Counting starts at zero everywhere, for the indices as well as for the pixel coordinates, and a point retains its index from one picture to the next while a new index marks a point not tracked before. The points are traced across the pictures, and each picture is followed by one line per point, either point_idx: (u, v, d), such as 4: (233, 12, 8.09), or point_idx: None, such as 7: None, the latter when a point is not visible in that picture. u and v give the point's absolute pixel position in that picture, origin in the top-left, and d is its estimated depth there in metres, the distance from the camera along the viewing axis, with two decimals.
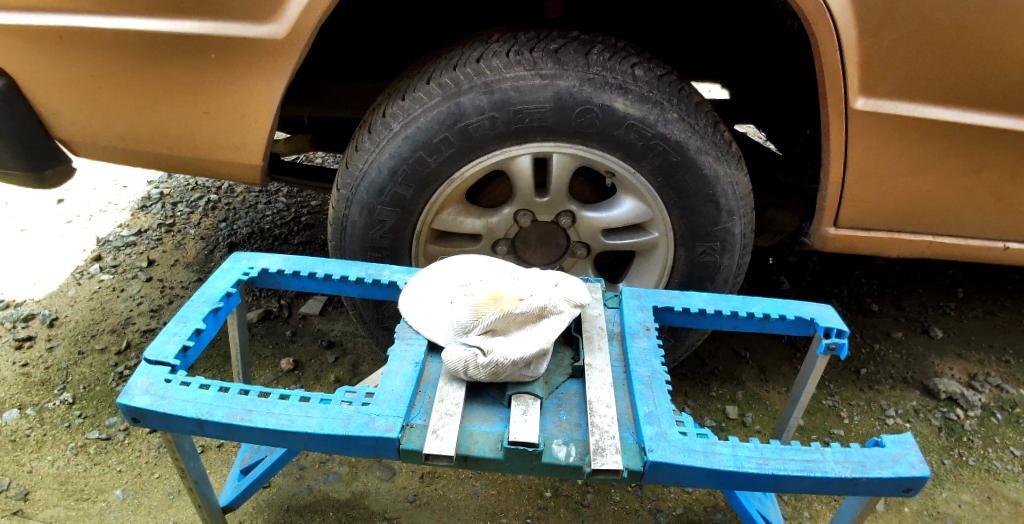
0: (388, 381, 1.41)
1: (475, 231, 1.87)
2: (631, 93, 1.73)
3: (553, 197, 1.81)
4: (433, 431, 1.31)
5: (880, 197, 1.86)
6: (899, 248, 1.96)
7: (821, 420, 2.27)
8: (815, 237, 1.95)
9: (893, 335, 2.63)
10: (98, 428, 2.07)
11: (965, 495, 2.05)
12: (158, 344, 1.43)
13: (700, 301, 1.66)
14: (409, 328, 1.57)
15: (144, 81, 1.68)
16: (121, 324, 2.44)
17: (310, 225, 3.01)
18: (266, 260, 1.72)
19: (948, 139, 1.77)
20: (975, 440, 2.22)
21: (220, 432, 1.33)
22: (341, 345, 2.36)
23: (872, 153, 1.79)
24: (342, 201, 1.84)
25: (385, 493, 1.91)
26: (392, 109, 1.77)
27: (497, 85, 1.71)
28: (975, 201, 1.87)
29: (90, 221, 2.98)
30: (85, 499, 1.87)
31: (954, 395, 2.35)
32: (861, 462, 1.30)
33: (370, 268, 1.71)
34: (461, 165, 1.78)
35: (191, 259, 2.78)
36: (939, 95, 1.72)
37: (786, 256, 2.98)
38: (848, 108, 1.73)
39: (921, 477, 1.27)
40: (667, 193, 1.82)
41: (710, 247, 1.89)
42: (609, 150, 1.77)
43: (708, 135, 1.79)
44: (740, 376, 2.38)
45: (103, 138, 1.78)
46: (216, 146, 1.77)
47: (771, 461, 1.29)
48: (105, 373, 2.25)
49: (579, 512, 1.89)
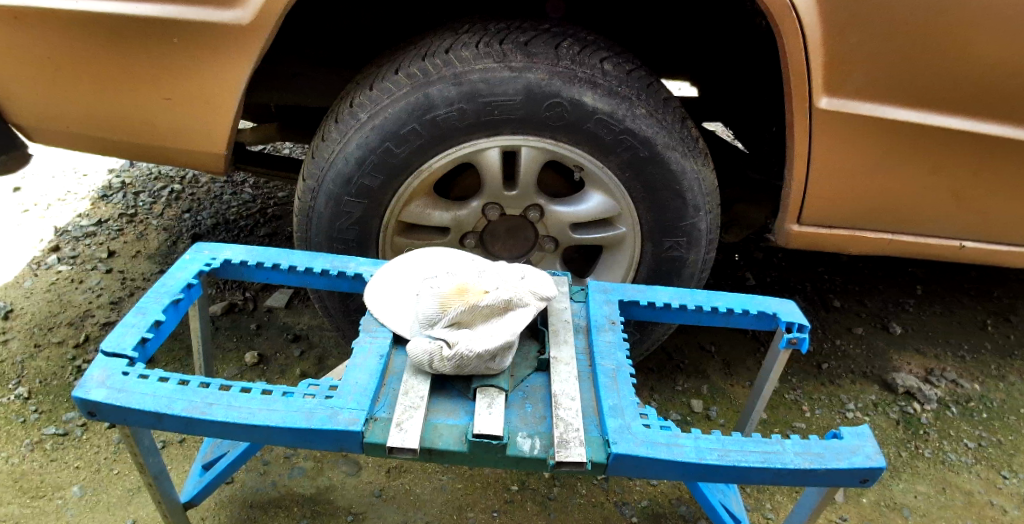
0: (352, 374, 1.40)
1: (443, 224, 1.86)
2: (600, 87, 1.74)
3: (521, 190, 1.81)
4: (398, 424, 1.31)
5: (842, 195, 1.90)
6: (860, 245, 2.00)
7: (783, 413, 2.31)
8: (779, 233, 1.98)
9: (854, 331, 2.69)
10: (54, 423, 2.02)
11: (921, 486, 2.11)
12: (115, 336, 1.40)
13: (666, 295, 1.68)
14: (374, 321, 1.56)
15: (104, 66, 1.64)
16: (79, 316, 2.38)
17: (277, 216, 2.97)
18: (229, 251, 1.69)
19: (908, 139, 1.82)
20: (931, 433, 2.29)
21: (179, 426, 1.30)
22: (307, 338, 2.34)
23: (835, 151, 1.83)
24: (308, 192, 1.82)
25: (351, 488, 1.90)
26: (360, 99, 1.75)
27: (467, 77, 1.71)
28: (932, 200, 1.92)
29: (48, 210, 2.89)
30: (41, 496, 1.82)
31: (911, 389, 2.41)
32: (820, 454, 1.33)
33: (336, 260, 1.69)
34: (430, 156, 1.77)
35: (154, 251, 2.71)
36: (900, 95, 1.76)
37: (752, 253, 3.03)
38: (812, 106, 1.77)
39: (877, 468, 1.31)
40: (634, 188, 1.83)
41: (677, 242, 1.91)
42: (577, 144, 1.78)
43: (676, 131, 1.80)
44: (705, 370, 2.41)
45: (60, 124, 1.73)
46: (178, 134, 1.73)
47: (733, 453, 1.31)
48: (62, 367, 2.19)
49: (545, 506, 1.90)
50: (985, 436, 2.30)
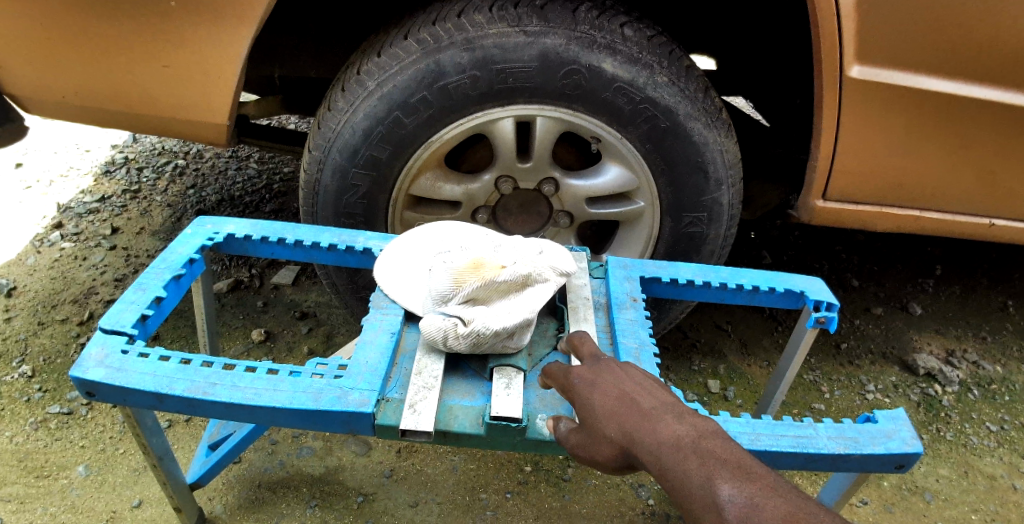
0: (362, 352, 1.35)
1: (454, 198, 1.79)
2: (620, 54, 1.65)
3: (536, 162, 1.74)
4: (411, 406, 1.25)
5: (871, 171, 1.81)
6: (888, 223, 1.91)
7: (802, 394, 2.25)
8: (803, 209, 1.90)
9: (874, 311, 2.62)
10: (58, 402, 1.98)
11: (943, 470, 2.05)
12: (114, 313, 1.34)
13: (688, 272, 1.61)
14: (384, 297, 1.50)
15: (98, 31, 1.56)
16: (83, 293, 2.33)
17: (283, 192, 2.91)
18: (233, 225, 1.63)
19: (942, 110, 1.72)
20: (953, 416, 2.22)
21: (181, 407, 1.24)
22: (315, 316, 2.28)
23: (864, 123, 1.74)
24: (313, 164, 1.74)
25: (360, 469, 1.86)
26: (367, 66, 1.67)
27: (480, 42, 1.62)
28: (963, 176, 1.84)
29: (51, 186, 2.83)
30: (45, 476, 1.79)
31: (932, 370, 2.34)
32: (854, 438, 1.27)
33: (344, 234, 1.63)
34: (440, 127, 1.69)
35: (158, 227, 2.66)
36: (935, 64, 1.66)
37: (769, 231, 2.94)
38: (843, 76, 1.67)
39: (914, 454, 1.25)
40: (654, 160, 1.75)
41: (697, 218, 1.83)
42: (594, 114, 1.70)
43: (699, 101, 1.72)
44: (722, 349, 2.35)
45: (54, 95, 1.65)
46: (180, 103, 1.66)
47: (764, 437, 1.25)
48: (66, 345, 2.15)
49: (560, 487, 1.86)
50: (1007, 420, 2.23)
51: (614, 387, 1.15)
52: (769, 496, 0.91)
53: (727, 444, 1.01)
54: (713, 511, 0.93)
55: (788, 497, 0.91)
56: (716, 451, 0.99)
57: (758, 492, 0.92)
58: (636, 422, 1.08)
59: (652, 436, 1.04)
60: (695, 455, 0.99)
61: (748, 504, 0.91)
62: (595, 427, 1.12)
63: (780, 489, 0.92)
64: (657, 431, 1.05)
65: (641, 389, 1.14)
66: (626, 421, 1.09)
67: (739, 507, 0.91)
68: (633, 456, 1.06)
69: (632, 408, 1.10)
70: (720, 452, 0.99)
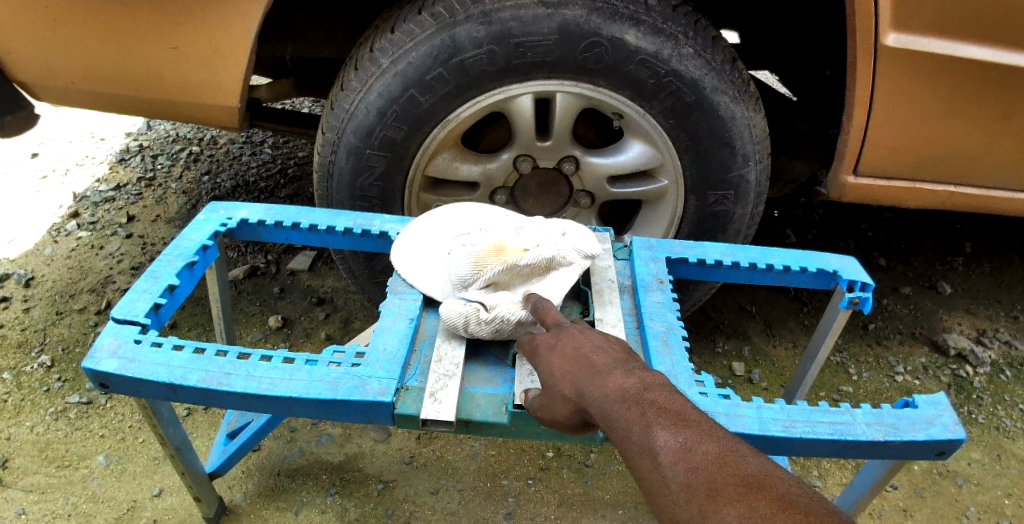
0: (380, 339, 1.31)
1: (472, 178, 1.74)
2: (643, 24, 1.59)
3: (556, 140, 1.69)
4: (431, 395, 1.21)
5: (904, 143, 1.73)
6: (920, 199, 1.84)
7: (829, 377, 2.19)
8: (833, 186, 1.83)
9: (902, 290, 2.54)
10: (78, 392, 1.97)
11: (975, 453, 1.98)
12: (126, 302, 1.31)
13: (716, 252, 1.56)
14: (402, 282, 1.45)
15: (103, 13, 1.52)
16: (100, 282, 2.32)
17: (297, 177, 2.88)
18: (246, 210, 1.60)
19: (980, 79, 1.64)
20: (984, 398, 2.15)
21: (196, 397, 1.22)
22: (332, 301, 2.26)
23: (899, 95, 1.66)
24: (327, 145, 1.70)
25: (380, 456, 1.83)
26: (380, 42, 1.61)
27: (497, 15, 1.56)
28: (1002, 148, 1.75)
29: (66, 175, 2.82)
30: (66, 466, 1.78)
31: (963, 351, 2.27)
32: (893, 425, 1.21)
33: (359, 218, 1.59)
34: (457, 104, 1.64)
35: (174, 214, 2.64)
36: (974, 30, 1.58)
37: (793, 209, 2.86)
38: (877, 44, 1.60)
39: (957, 441, 1.19)
40: (679, 135, 1.69)
41: (723, 195, 1.77)
42: (617, 88, 1.63)
43: (726, 73, 1.65)
44: (746, 331, 2.29)
45: (63, 81, 1.61)
46: (190, 86, 1.62)
47: (799, 424, 1.21)
48: (84, 334, 2.15)
49: (583, 473, 1.82)
50: None
51: (572, 348, 1.10)
52: (703, 441, 0.86)
53: (675, 395, 0.94)
54: (650, 457, 0.88)
55: (723, 440, 0.85)
56: (661, 402, 0.93)
57: (695, 437, 0.86)
58: (588, 379, 1.02)
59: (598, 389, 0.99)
60: (636, 406, 0.93)
61: (682, 449, 0.86)
62: (567, 389, 1.06)
63: (718, 435, 0.86)
64: (605, 384, 0.99)
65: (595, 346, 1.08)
66: (579, 378, 1.04)
67: (674, 453, 0.86)
68: (587, 413, 1.02)
69: (584, 366, 1.05)
70: (662, 402, 0.93)
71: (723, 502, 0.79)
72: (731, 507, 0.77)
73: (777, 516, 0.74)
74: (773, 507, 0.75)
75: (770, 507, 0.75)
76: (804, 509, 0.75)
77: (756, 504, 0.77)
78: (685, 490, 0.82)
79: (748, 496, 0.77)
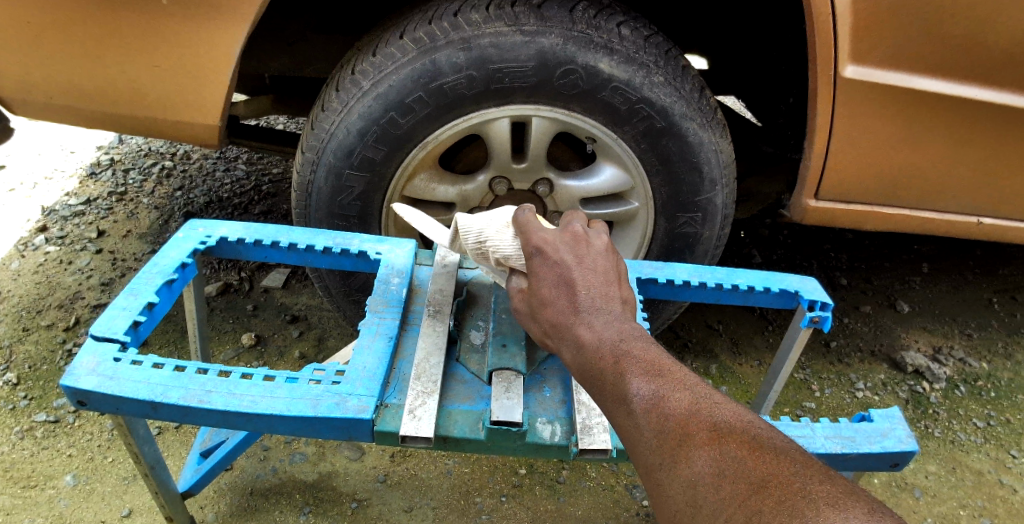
0: (359, 358, 1.33)
1: (449, 199, 1.78)
2: (617, 54, 1.65)
3: (531, 163, 1.73)
4: (411, 412, 1.24)
5: (863, 169, 1.82)
6: (878, 221, 1.92)
7: (793, 393, 2.26)
8: (795, 209, 1.90)
9: (862, 309, 2.63)
10: (45, 410, 1.94)
11: (931, 466, 2.06)
12: (105, 320, 1.32)
13: (683, 273, 1.62)
14: (381, 301, 1.48)
15: (86, 30, 1.53)
16: (69, 298, 2.29)
17: (271, 194, 2.88)
18: (225, 228, 1.61)
19: (931, 110, 1.74)
20: (940, 412, 2.24)
21: (176, 415, 1.22)
22: (306, 319, 2.26)
23: (857, 123, 1.75)
24: (306, 164, 1.72)
25: (354, 474, 1.84)
26: (363, 65, 1.65)
27: (476, 41, 1.61)
28: (953, 173, 1.85)
29: (34, 189, 2.78)
30: (33, 486, 1.75)
31: (920, 368, 2.36)
32: (850, 438, 1.27)
33: (338, 237, 1.61)
34: (436, 127, 1.68)
35: (145, 230, 2.63)
36: (927, 65, 1.67)
37: (758, 230, 2.95)
38: (837, 75, 1.68)
39: (909, 452, 1.26)
40: (649, 159, 1.75)
41: (691, 217, 1.84)
42: (590, 113, 1.69)
43: (695, 101, 1.72)
44: (713, 349, 2.36)
45: (41, 96, 1.61)
46: (171, 103, 1.63)
47: None
48: (52, 351, 2.12)
49: (555, 489, 1.85)
50: (993, 415, 2.25)
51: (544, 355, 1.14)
52: (676, 390, 0.99)
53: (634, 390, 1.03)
54: None
55: (695, 391, 0.99)
56: (621, 395, 1.02)
57: (667, 386, 1.00)
58: None
59: (574, 339, 1.09)
60: (613, 355, 1.05)
61: (655, 397, 0.99)
62: None
63: (690, 383, 1.00)
64: None
65: (577, 259, 1.17)
66: None
67: (647, 400, 0.99)
68: None
69: None
70: (639, 353, 1.05)
71: (693, 447, 0.92)
72: (700, 450, 0.91)
73: (744, 455, 0.89)
74: (740, 448, 0.90)
75: (738, 445, 0.90)
76: (770, 449, 0.89)
77: (725, 447, 0.91)
78: (658, 435, 0.96)
79: (718, 439, 0.92)
